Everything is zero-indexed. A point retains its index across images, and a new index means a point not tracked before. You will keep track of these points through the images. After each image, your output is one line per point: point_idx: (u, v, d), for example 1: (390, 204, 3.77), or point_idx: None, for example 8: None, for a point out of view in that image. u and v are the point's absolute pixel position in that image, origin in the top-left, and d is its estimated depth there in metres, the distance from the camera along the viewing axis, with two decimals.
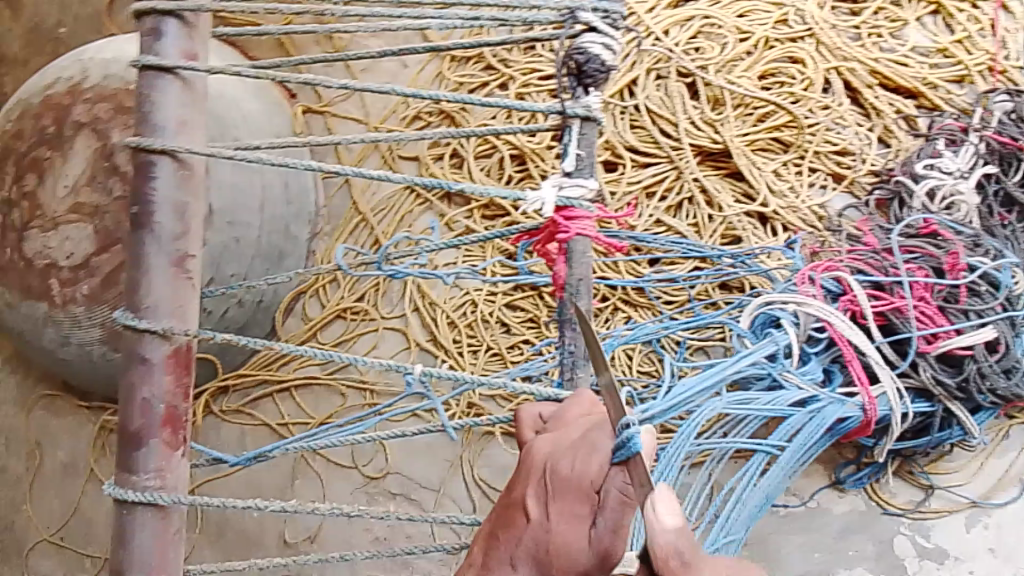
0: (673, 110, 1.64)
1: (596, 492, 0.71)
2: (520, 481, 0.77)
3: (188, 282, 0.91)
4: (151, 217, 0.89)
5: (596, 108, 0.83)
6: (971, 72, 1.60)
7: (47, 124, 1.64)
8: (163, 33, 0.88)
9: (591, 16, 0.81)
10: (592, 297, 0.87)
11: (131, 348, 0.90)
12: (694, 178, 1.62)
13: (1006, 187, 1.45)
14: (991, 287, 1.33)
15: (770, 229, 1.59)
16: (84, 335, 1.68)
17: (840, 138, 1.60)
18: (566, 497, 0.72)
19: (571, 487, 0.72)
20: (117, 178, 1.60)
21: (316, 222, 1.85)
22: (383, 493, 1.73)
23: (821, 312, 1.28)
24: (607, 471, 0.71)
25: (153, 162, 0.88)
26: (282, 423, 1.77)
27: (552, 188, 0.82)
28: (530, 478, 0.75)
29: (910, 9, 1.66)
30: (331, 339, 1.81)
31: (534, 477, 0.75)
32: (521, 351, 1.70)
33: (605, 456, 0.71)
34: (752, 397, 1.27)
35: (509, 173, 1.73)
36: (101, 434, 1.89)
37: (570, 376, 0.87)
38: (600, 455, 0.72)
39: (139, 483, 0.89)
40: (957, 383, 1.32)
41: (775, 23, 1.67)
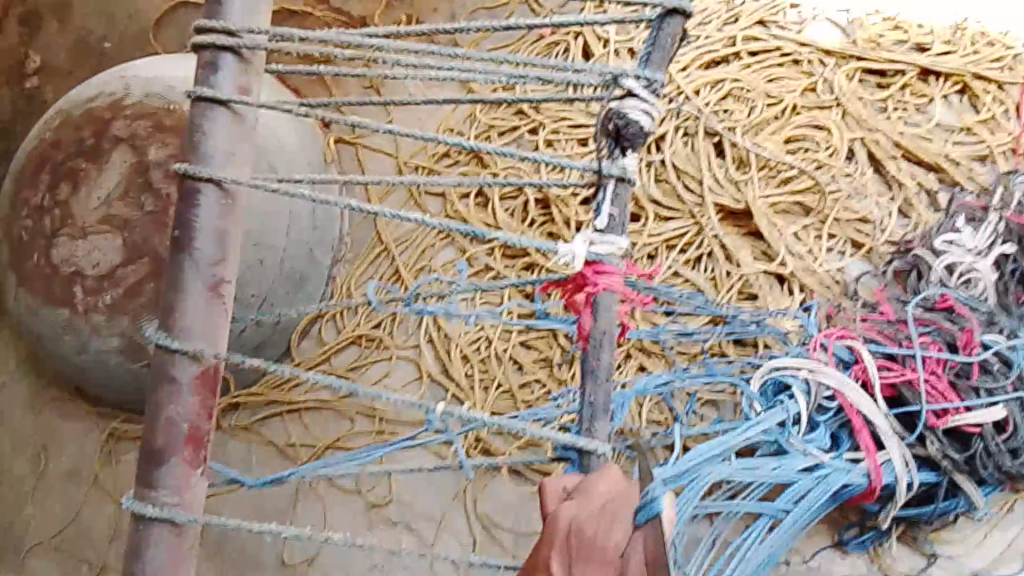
0: (699, 167, 1.67)
1: (619, 557, 0.72)
2: (541, 545, 0.77)
3: (222, 306, 0.93)
4: (191, 243, 0.92)
5: (631, 170, 0.86)
6: (993, 151, 1.64)
7: (85, 137, 1.68)
8: (220, 67, 0.92)
9: (633, 83, 0.84)
10: (614, 349, 0.89)
11: (162, 366, 0.92)
12: (715, 235, 1.64)
13: (1023, 266, 1.48)
14: (1003, 364, 1.36)
15: (787, 289, 1.61)
16: (101, 344, 1.70)
17: (861, 207, 1.64)
18: (589, 561, 0.73)
19: (595, 553, 0.73)
20: (149, 195, 1.64)
21: (339, 249, 1.87)
22: (383, 521, 1.73)
23: (836, 380, 1.31)
24: (630, 536, 0.72)
25: (199, 190, 0.92)
26: (290, 444, 1.79)
27: (583, 243, 0.86)
28: (552, 542, 0.76)
29: (937, 86, 1.70)
30: (343, 365, 1.82)
31: (556, 541, 0.75)
32: (532, 390, 1.72)
33: (628, 521, 0.73)
34: (759, 464, 1.25)
35: (532, 217, 1.76)
36: (108, 443, 1.91)
37: (589, 425, 0.88)
38: (624, 522, 0.73)
39: (158, 499, 0.91)
40: (963, 459, 1.34)
41: (804, 91, 1.71)
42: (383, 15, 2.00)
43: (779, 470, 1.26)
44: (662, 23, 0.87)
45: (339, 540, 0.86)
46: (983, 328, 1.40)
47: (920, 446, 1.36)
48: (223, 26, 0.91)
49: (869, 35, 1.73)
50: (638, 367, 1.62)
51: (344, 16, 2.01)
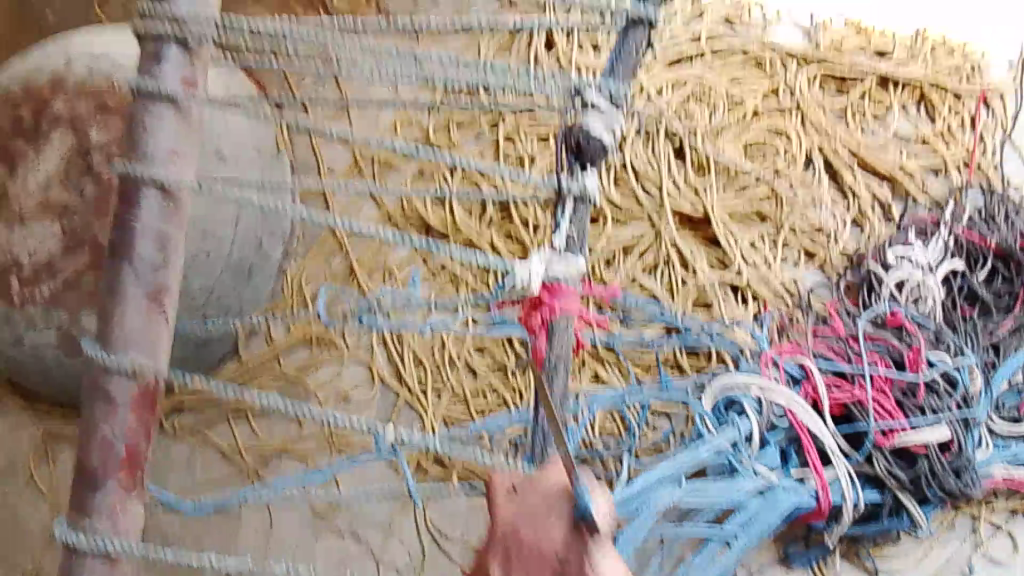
0: (659, 172, 1.65)
1: (558, 560, 0.65)
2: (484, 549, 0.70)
3: (163, 316, 0.87)
4: (131, 246, 0.84)
5: (592, 189, 0.83)
6: (948, 164, 1.68)
7: (23, 115, 1.59)
8: (164, 58, 0.83)
9: (596, 96, 0.81)
10: (568, 376, 0.87)
11: (96, 382, 0.85)
12: (672, 241, 1.63)
13: (971, 283, 1.51)
14: (948, 385, 1.38)
15: (740, 298, 1.62)
16: (38, 335, 1.63)
17: (817, 216, 1.65)
18: (528, 568, 0.67)
19: (536, 557, 0.66)
20: (89, 180, 1.56)
21: (290, 242, 1.79)
22: (331, 529, 1.69)
23: (786, 399, 1.30)
24: (569, 534, 0.65)
25: (141, 193, 0.84)
26: (234, 447, 1.74)
27: (540, 264, 0.82)
28: (491, 551, 0.69)
29: (895, 95, 1.72)
30: (294, 365, 1.75)
31: (495, 549, 0.69)
32: (484, 397, 1.71)
33: (566, 519, 0.66)
34: (711, 487, 1.25)
35: (490, 215, 1.74)
36: (45, 441, 1.84)
37: (539, 456, 0.86)
38: (564, 519, 0.66)
39: (92, 527, 0.83)
40: (908, 477, 1.35)
41: (765, 94, 1.71)
42: None
43: (735, 491, 1.26)
44: (626, 34, 0.84)
45: None
46: (929, 346, 1.41)
47: (867, 464, 1.36)
48: (168, 12, 0.82)
49: (834, 41, 1.73)
50: (594, 374, 1.60)
51: None
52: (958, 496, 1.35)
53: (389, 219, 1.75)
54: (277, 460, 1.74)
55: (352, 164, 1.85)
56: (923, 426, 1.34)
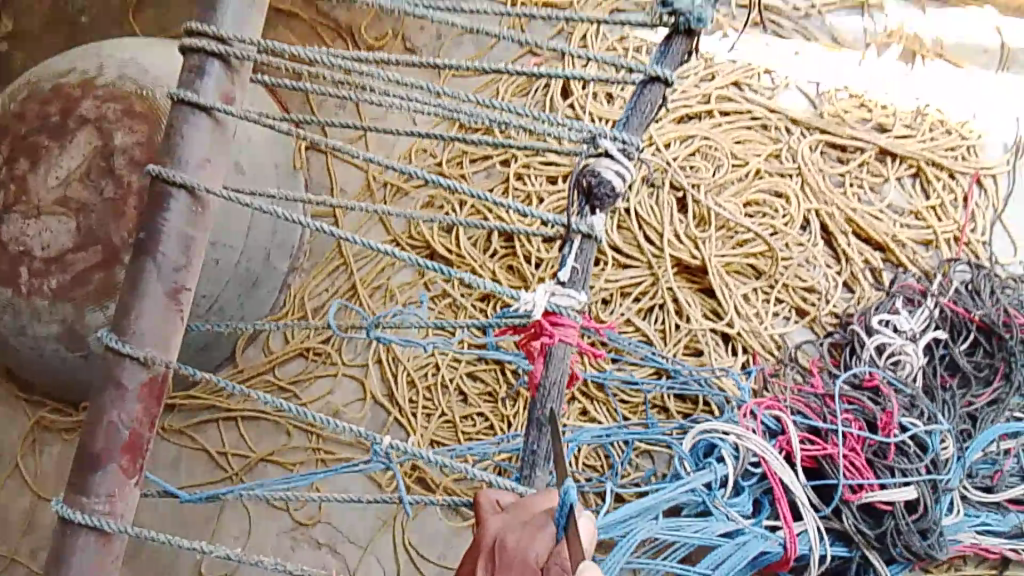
0: (661, 220, 1.72)
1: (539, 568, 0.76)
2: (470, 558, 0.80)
3: (178, 313, 0.92)
4: (155, 246, 0.89)
5: (598, 229, 0.88)
6: (938, 237, 1.73)
7: (51, 113, 1.61)
8: (207, 73, 0.91)
9: (609, 144, 0.86)
10: (562, 401, 0.91)
11: (109, 369, 0.90)
12: (668, 287, 1.69)
13: (953, 352, 1.54)
14: (919, 448, 1.41)
15: (731, 349, 1.67)
16: (41, 328, 1.66)
17: (809, 276, 1.71)
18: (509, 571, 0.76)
19: (516, 561, 0.76)
20: (110, 180, 1.58)
21: (297, 257, 1.85)
22: (309, 541, 1.72)
23: (760, 448, 1.32)
24: (551, 547, 0.76)
25: (170, 194, 0.90)
26: (222, 452, 1.76)
27: (545, 293, 0.86)
28: (479, 554, 0.79)
29: (892, 167, 1.79)
30: (288, 375, 1.81)
31: (483, 552, 0.79)
32: (473, 422, 1.73)
33: (550, 534, 0.78)
34: (684, 524, 1.29)
35: (494, 247, 1.79)
36: (33, 428, 1.85)
37: (528, 473, 0.90)
38: (546, 536, 0.77)
39: (88, 505, 0.88)
40: (874, 534, 1.39)
41: (768, 156, 1.79)
42: (369, 26, 2.01)
43: (703, 532, 1.30)
44: (644, 89, 0.90)
45: (269, 563, 0.86)
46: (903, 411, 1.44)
47: (836, 518, 1.41)
48: (215, 32, 0.90)
49: (836, 110, 1.82)
50: (581, 411, 1.65)
51: (331, 21, 2.01)
52: (923, 557, 1.38)
53: (395, 242, 1.81)
54: (262, 468, 1.76)
55: (365, 186, 1.89)
56: (891, 485, 1.38)
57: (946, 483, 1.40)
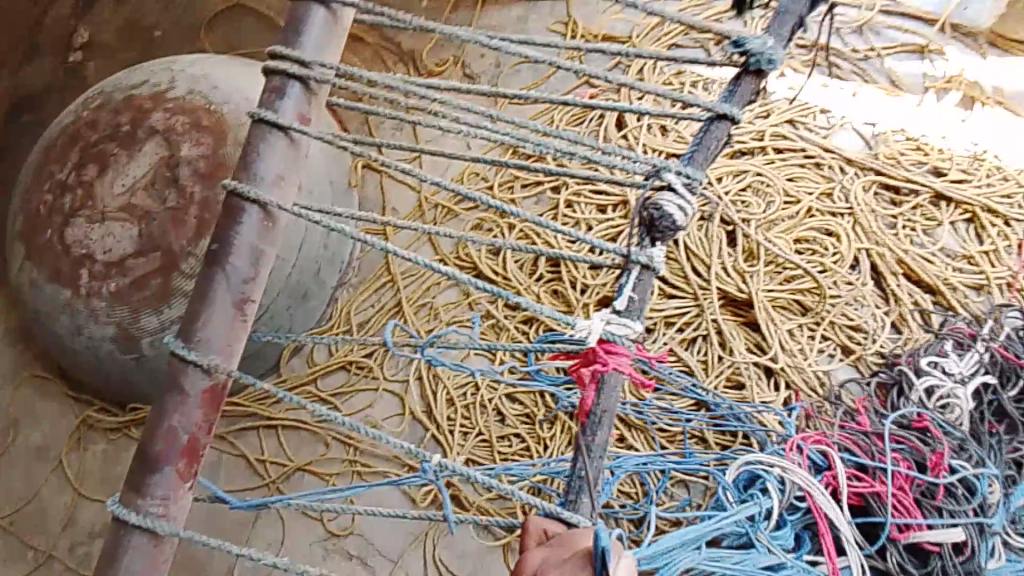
0: (709, 253, 1.73)
1: None
2: None
3: (242, 323, 0.93)
4: (225, 257, 0.91)
5: (658, 260, 0.88)
6: (991, 283, 1.72)
7: (123, 122, 1.64)
8: (286, 94, 0.93)
9: (673, 178, 0.87)
10: (611, 429, 0.91)
11: (174, 374, 0.92)
12: (713, 318, 1.69)
13: (1001, 399, 1.52)
14: (966, 491, 1.40)
15: (773, 383, 1.66)
16: (97, 329, 1.66)
17: (856, 314, 1.70)
18: None
19: None
20: (174, 191, 1.60)
21: (346, 271, 1.89)
22: (340, 552, 1.73)
23: (805, 481, 1.30)
24: None
25: (243, 209, 0.91)
26: (260, 458, 1.78)
27: (600, 321, 0.86)
28: None
29: (946, 212, 1.79)
30: (330, 387, 1.83)
31: None
32: (510, 443, 1.74)
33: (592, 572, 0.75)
34: (724, 554, 1.31)
35: (541, 272, 1.81)
36: (79, 428, 1.89)
37: (574, 499, 0.90)
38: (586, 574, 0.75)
39: (144, 505, 0.91)
40: (921, 574, 1.37)
41: (821, 194, 1.80)
42: (431, 51, 2.06)
43: (744, 563, 1.31)
44: (710, 126, 0.91)
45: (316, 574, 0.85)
46: (952, 454, 1.44)
47: (880, 558, 1.40)
48: (297, 54, 0.92)
49: (891, 152, 1.84)
50: (619, 437, 1.65)
51: (393, 45, 2.06)
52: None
53: (442, 261, 1.83)
54: (299, 477, 1.77)
55: (416, 207, 1.92)
56: (938, 526, 1.37)
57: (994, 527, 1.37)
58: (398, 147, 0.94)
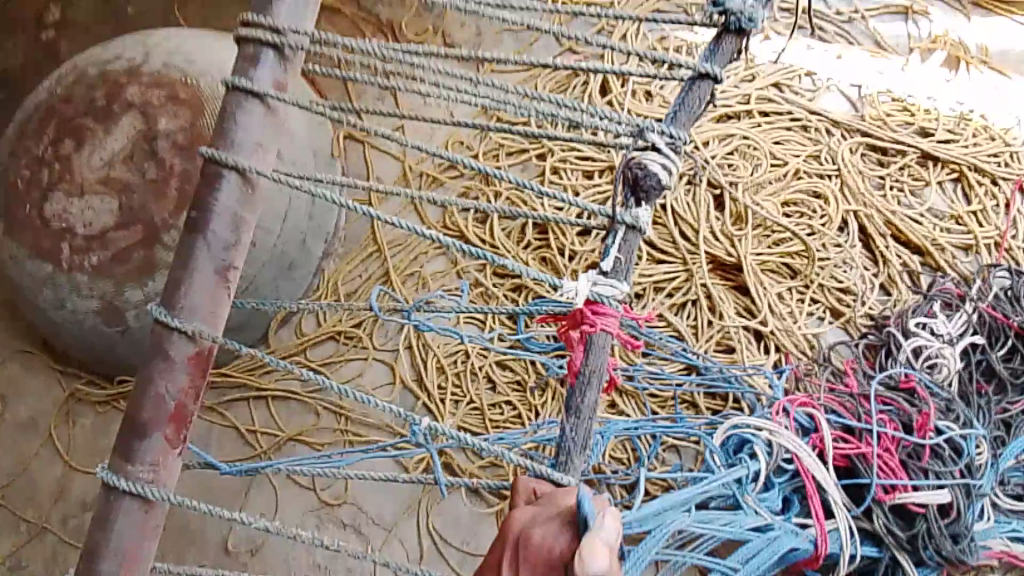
0: (697, 217, 1.72)
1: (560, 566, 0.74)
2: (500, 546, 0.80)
3: (226, 290, 0.92)
4: (206, 224, 0.90)
5: (643, 221, 0.87)
6: (979, 242, 1.72)
7: (97, 97, 1.61)
8: (261, 60, 0.91)
9: (657, 137, 0.86)
10: (601, 390, 0.90)
11: (158, 341, 0.91)
12: (703, 283, 1.69)
13: (989, 359, 1.53)
14: (953, 452, 1.41)
15: (763, 347, 1.67)
16: (80, 302, 1.65)
17: (845, 277, 1.71)
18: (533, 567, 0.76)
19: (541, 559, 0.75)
20: (153, 162, 1.57)
21: (333, 241, 1.87)
22: (334, 521, 1.74)
23: (793, 445, 1.34)
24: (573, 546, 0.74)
25: (222, 175, 0.90)
26: (252, 429, 1.78)
27: (587, 282, 0.85)
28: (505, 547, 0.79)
29: (934, 172, 1.79)
30: (319, 358, 1.83)
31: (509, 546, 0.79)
32: (502, 411, 1.74)
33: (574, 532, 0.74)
34: (713, 516, 1.31)
35: (528, 240, 1.79)
36: (67, 402, 1.88)
37: (564, 461, 0.89)
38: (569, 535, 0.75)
39: (133, 472, 0.90)
40: (906, 537, 1.38)
41: (807, 156, 1.79)
42: (409, 24, 2.02)
43: (732, 525, 1.31)
44: (692, 85, 0.90)
45: (309, 538, 0.85)
46: (940, 415, 1.45)
47: (866, 519, 1.41)
48: (270, 23, 0.90)
49: (878, 113, 1.82)
50: (610, 403, 1.66)
51: (371, 15, 2.02)
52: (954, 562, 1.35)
53: (429, 228, 1.82)
54: (290, 447, 1.77)
55: (401, 175, 1.90)
56: (924, 486, 1.37)
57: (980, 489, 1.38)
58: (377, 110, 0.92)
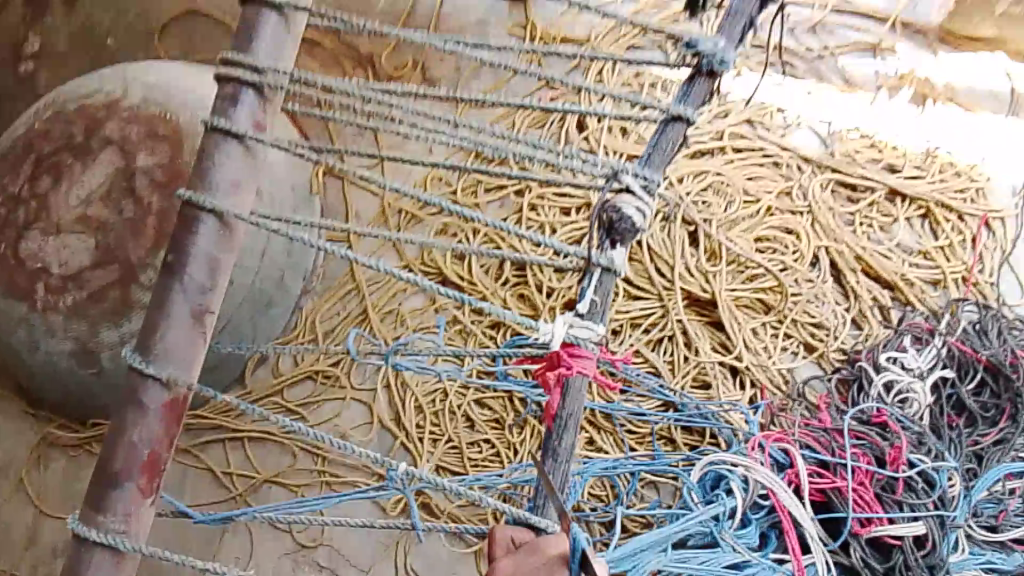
0: (672, 254, 1.74)
1: None
2: None
3: (201, 335, 0.92)
4: (182, 268, 0.90)
5: (618, 262, 0.89)
6: (946, 277, 1.78)
7: (76, 132, 1.60)
8: (240, 101, 0.92)
9: (631, 180, 0.88)
10: (577, 433, 0.90)
11: (132, 388, 0.91)
12: (678, 319, 1.70)
13: (959, 392, 1.56)
14: (926, 485, 1.44)
15: (738, 382, 1.69)
16: (55, 344, 1.63)
17: (818, 312, 1.73)
18: None
19: None
20: (130, 201, 1.56)
21: (310, 279, 1.87)
22: (311, 563, 1.72)
23: (768, 480, 1.31)
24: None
25: (199, 218, 0.90)
26: (227, 472, 1.76)
27: (563, 324, 0.87)
28: None
29: (902, 208, 1.83)
30: (296, 398, 1.81)
31: None
32: (480, 449, 1.74)
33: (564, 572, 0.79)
34: (690, 556, 1.34)
35: (506, 276, 1.81)
36: (39, 446, 1.85)
37: (541, 504, 0.89)
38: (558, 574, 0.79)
39: (105, 523, 0.89)
40: (883, 569, 1.40)
41: (779, 193, 1.82)
42: (389, 56, 2.04)
43: (709, 563, 1.33)
44: (665, 129, 0.92)
45: None
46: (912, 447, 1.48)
47: (842, 552, 1.43)
48: (251, 62, 0.91)
49: (847, 150, 1.86)
50: (588, 439, 1.66)
51: (352, 49, 2.03)
52: None
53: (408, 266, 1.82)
54: (267, 490, 1.76)
55: (379, 213, 1.91)
56: (900, 519, 1.41)
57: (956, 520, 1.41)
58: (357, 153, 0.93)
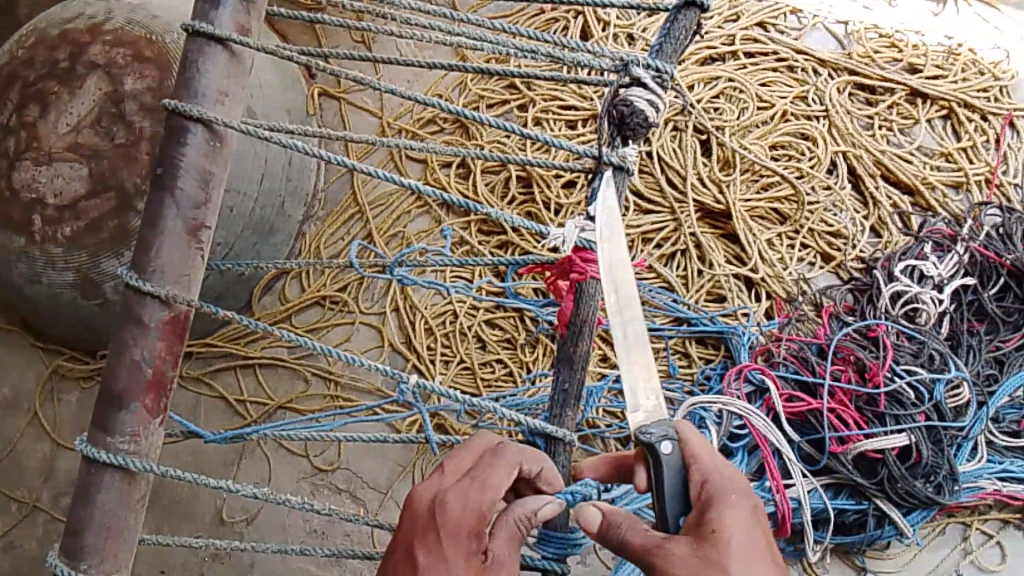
0: (683, 164, 1.70)
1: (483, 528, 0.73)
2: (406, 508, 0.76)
3: (197, 251, 0.89)
4: (173, 180, 0.86)
5: (631, 160, 0.83)
6: (969, 180, 1.70)
7: (61, 59, 1.53)
8: (221, 3, 0.87)
9: (642, 71, 0.80)
10: (592, 339, 0.87)
11: (129, 307, 0.87)
12: (691, 233, 1.66)
13: (981, 298, 1.53)
14: (916, 396, 1.41)
15: (754, 295, 1.65)
16: (56, 276, 1.59)
17: (835, 220, 1.68)
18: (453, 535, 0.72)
19: (459, 518, 0.72)
20: (121, 125, 1.50)
21: (312, 205, 1.84)
22: (328, 486, 1.73)
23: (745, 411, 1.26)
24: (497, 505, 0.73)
25: (186, 128, 0.86)
26: (240, 399, 1.76)
27: (574, 229, 0.81)
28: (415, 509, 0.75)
29: (923, 110, 1.77)
30: (306, 323, 1.80)
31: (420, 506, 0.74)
32: (493, 368, 1.72)
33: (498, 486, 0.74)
34: None
35: (513, 194, 1.76)
36: (50, 378, 1.84)
37: (558, 412, 0.87)
38: (494, 483, 0.74)
39: (112, 444, 0.86)
40: (872, 483, 1.40)
41: (794, 98, 1.77)
42: None
43: None
44: (678, 15, 0.85)
45: (298, 503, 0.84)
46: (903, 357, 1.45)
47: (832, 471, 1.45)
48: None
49: (865, 50, 1.80)
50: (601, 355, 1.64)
51: None
52: (932, 502, 1.37)
53: None
54: (280, 415, 1.74)
55: (380, 131, 1.85)
56: (880, 432, 1.39)
57: (949, 430, 1.40)
58: (348, 57, 0.87)
